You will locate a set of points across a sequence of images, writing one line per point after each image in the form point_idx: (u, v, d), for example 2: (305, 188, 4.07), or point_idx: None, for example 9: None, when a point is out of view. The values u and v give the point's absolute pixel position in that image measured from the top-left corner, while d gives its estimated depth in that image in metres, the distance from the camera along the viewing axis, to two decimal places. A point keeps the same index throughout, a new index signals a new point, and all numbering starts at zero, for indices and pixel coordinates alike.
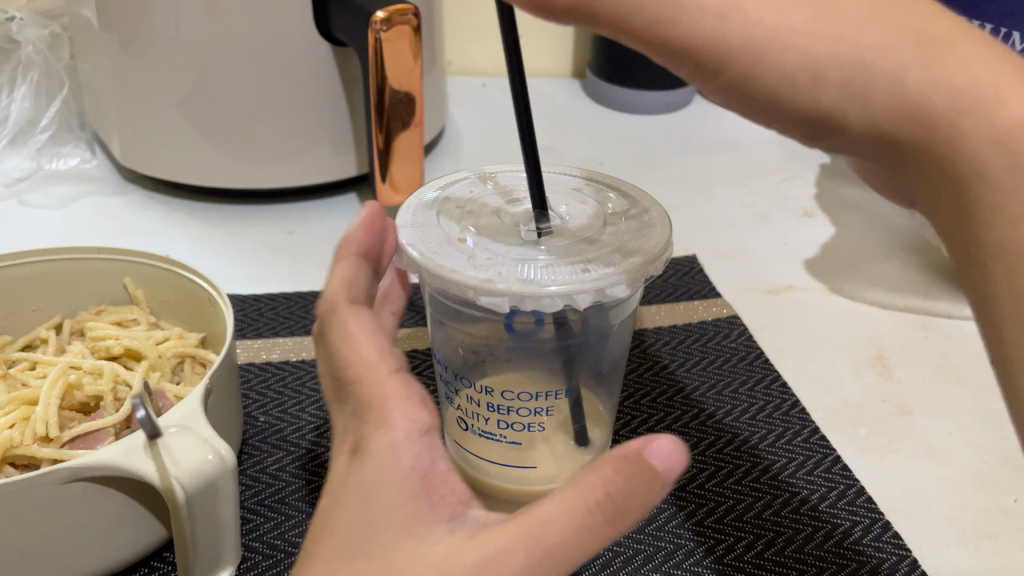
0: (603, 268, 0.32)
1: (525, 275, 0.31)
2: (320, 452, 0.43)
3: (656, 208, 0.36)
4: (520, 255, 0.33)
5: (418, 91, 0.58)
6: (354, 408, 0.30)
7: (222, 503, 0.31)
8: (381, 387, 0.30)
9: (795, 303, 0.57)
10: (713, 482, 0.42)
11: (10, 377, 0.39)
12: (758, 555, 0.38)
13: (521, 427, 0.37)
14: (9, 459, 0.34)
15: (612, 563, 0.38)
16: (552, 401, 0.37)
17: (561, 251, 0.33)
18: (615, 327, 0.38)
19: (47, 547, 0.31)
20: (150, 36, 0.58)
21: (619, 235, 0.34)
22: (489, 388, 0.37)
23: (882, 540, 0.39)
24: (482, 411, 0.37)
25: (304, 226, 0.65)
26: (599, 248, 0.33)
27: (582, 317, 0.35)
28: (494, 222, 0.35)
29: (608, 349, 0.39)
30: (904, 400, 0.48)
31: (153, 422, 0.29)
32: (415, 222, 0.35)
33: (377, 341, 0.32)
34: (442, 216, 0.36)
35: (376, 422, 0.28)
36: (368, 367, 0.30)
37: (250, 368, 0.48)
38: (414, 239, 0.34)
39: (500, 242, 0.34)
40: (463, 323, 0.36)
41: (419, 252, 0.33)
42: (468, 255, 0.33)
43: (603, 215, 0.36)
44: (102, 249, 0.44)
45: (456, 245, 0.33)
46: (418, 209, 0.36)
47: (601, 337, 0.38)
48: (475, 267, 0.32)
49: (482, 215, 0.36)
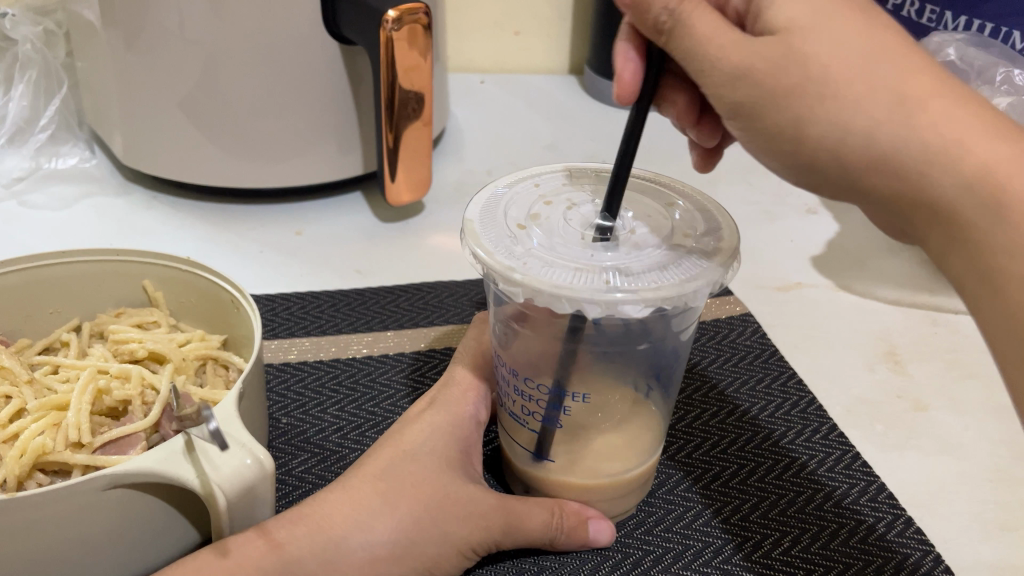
0: (635, 284, 0.31)
1: (557, 276, 0.32)
2: (345, 453, 0.43)
3: (726, 226, 0.36)
4: (562, 256, 0.33)
5: (428, 90, 0.58)
6: (415, 416, 0.41)
7: (262, 502, 0.30)
8: (444, 410, 0.41)
9: (806, 300, 0.58)
10: (738, 479, 0.43)
11: (36, 383, 0.38)
12: (784, 552, 0.38)
13: (540, 417, 0.38)
14: (40, 466, 0.34)
15: (642, 561, 0.38)
16: (570, 402, 0.37)
17: (624, 259, 0.33)
18: (671, 341, 0.37)
19: (83, 554, 0.31)
20: (154, 33, 0.57)
21: (676, 251, 0.34)
22: (514, 371, 0.38)
23: (906, 535, 0.39)
24: (512, 392, 0.39)
25: (312, 225, 0.65)
26: (658, 259, 0.33)
27: (639, 322, 0.35)
28: (563, 220, 0.36)
29: (662, 362, 0.39)
30: (919, 396, 0.49)
31: (218, 435, 0.29)
32: (482, 215, 0.36)
33: (455, 386, 0.43)
34: (512, 207, 0.37)
35: (417, 424, 0.40)
36: (439, 399, 0.42)
37: (270, 369, 0.48)
38: (477, 226, 0.35)
39: (562, 244, 0.34)
40: (515, 319, 0.37)
41: (483, 246, 0.33)
42: (518, 248, 0.33)
43: (672, 228, 0.36)
44: (122, 252, 0.43)
45: (519, 241, 0.34)
46: (489, 203, 0.37)
47: (649, 351, 0.38)
48: (514, 259, 0.33)
49: (555, 210, 0.37)
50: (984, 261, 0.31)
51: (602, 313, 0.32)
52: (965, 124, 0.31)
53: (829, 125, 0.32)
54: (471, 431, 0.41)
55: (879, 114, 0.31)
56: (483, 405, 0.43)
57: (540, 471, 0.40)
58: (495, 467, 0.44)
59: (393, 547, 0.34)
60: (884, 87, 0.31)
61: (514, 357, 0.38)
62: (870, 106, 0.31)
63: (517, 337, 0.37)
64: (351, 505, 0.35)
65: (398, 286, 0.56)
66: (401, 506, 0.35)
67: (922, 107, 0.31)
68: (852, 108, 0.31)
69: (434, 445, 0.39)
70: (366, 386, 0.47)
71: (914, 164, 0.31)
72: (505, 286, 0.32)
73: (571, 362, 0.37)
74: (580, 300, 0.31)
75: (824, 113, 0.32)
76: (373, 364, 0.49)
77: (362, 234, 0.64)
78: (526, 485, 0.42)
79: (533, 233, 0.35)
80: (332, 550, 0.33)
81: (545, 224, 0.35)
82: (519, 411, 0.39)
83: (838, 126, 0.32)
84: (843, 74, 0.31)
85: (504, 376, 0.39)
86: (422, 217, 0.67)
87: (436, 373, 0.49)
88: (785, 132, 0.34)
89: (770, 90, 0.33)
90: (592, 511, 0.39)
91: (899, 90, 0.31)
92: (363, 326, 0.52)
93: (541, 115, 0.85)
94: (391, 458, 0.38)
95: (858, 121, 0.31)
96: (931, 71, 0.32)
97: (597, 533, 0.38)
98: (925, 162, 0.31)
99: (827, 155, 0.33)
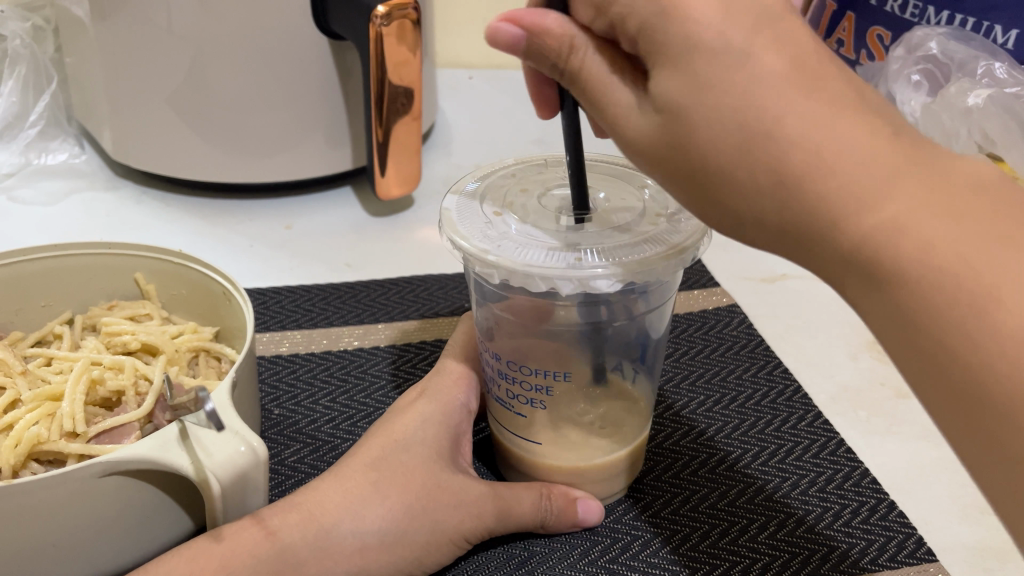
0: (607, 259, 0.32)
1: (531, 256, 0.32)
2: (337, 443, 0.43)
3: None
4: (535, 237, 0.34)
5: (417, 84, 0.58)
6: (406, 404, 0.42)
7: (255, 489, 0.31)
8: (439, 399, 0.42)
9: (791, 291, 0.59)
10: (725, 465, 0.43)
11: (30, 373, 0.39)
12: (770, 536, 0.39)
13: (524, 400, 0.39)
14: (35, 456, 0.35)
15: (631, 545, 0.39)
16: (552, 381, 0.38)
17: (597, 237, 0.34)
18: (648, 317, 0.38)
19: (79, 540, 0.31)
20: (140, 27, 0.57)
21: (649, 227, 0.34)
22: (496, 355, 0.38)
23: (889, 519, 0.40)
24: (496, 377, 0.39)
25: (301, 218, 0.65)
26: (631, 236, 0.34)
27: (617, 300, 0.35)
28: (539, 205, 0.36)
29: (642, 341, 0.39)
30: (901, 384, 0.50)
31: (218, 417, 0.29)
32: (459, 205, 0.37)
33: (450, 376, 0.44)
34: (488, 195, 0.37)
35: (401, 414, 0.41)
36: (433, 387, 0.43)
37: (262, 362, 0.48)
38: (454, 214, 0.36)
39: (537, 227, 0.34)
40: (495, 307, 0.37)
41: (457, 234, 0.34)
42: (493, 232, 0.34)
43: (645, 208, 0.36)
44: (113, 244, 0.43)
45: (494, 226, 0.35)
46: (465, 193, 0.38)
47: (626, 329, 0.38)
48: (489, 242, 0.33)
49: (531, 196, 0.37)
50: (910, 326, 0.27)
51: (576, 290, 0.32)
52: (871, 179, 0.26)
53: (729, 197, 0.28)
54: (462, 422, 0.42)
55: (767, 188, 0.26)
56: (476, 397, 0.44)
57: (529, 457, 0.41)
58: (488, 456, 0.45)
59: (382, 535, 0.35)
60: (775, 158, 0.26)
61: (499, 344, 0.38)
62: (763, 173, 0.26)
63: (500, 326, 0.38)
64: (346, 494, 0.36)
65: (387, 279, 0.57)
66: (395, 496, 0.36)
67: (827, 166, 0.26)
68: (745, 182, 0.27)
69: (427, 435, 0.39)
70: (357, 377, 0.48)
71: (823, 230, 0.26)
72: (482, 268, 0.33)
73: (546, 350, 0.38)
74: (554, 278, 0.32)
75: (728, 187, 0.27)
76: (363, 356, 0.49)
77: (352, 227, 0.64)
78: (518, 471, 0.42)
79: (509, 218, 0.35)
80: (326, 538, 0.34)
81: (518, 210, 0.36)
82: (505, 395, 0.39)
83: (742, 200, 0.27)
84: (726, 151, 0.26)
85: (487, 362, 0.39)
86: (412, 210, 0.67)
87: (426, 364, 0.50)
88: (683, 198, 0.29)
89: (677, 147, 0.28)
90: (580, 491, 0.40)
91: (784, 160, 0.26)
92: (354, 318, 0.52)
93: (530, 110, 0.86)
94: (385, 449, 0.38)
95: (747, 196, 0.27)
96: (828, 114, 0.26)
97: (588, 515, 0.39)
98: (825, 225, 0.26)
99: (729, 221, 0.28)
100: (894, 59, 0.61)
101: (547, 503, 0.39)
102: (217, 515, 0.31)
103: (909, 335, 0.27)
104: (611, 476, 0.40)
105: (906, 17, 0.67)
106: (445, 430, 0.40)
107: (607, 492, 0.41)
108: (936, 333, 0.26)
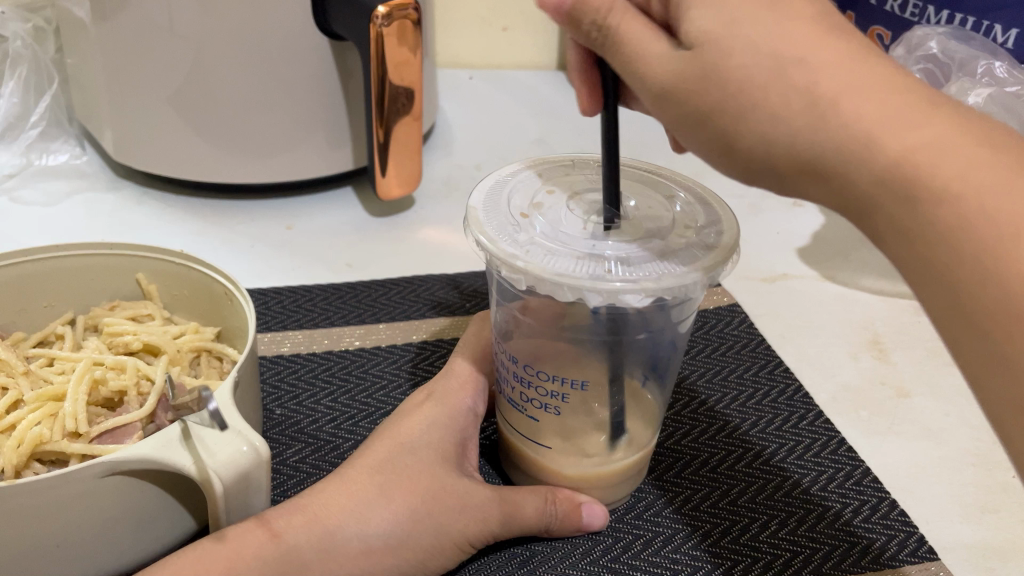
0: (635, 274, 0.32)
1: (559, 264, 0.32)
2: (339, 444, 0.43)
3: (725, 218, 0.36)
4: (564, 244, 0.34)
5: (417, 85, 0.58)
6: (409, 406, 0.42)
7: (257, 489, 0.31)
8: (444, 401, 0.42)
9: (792, 291, 0.59)
10: (727, 464, 0.44)
11: (32, 374, 0.39)
12: (772, 535, 0.39)
13: (539, 404, 0.39)
14: (37, 456, 0.35)
15: (633, 545, 0.39)
16: (568, 389, 0.38)
17: (626, 248, 0.34)
18: (669, 332, 0.38)
19: (81, 541, 0.31)
20: (141, 28, 0.57)
21: (677, 241, 0.35)
22: (514, 358, 0.38)
23: (890, 517, 0.40)
24: (512, 379, 0.39)
25: (302, 218, 0.65)
26: (659, 249, 0.34)
27: (640, 312, 0.36)
28: (566, 210, 0.36)
29: (661, 354, 0.39)
30: (902, 383, 0.50)
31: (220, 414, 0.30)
32: (486, 203, 0.36)
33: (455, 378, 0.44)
34: (516, 195, 0.37)
35: (404, 415, 0.41)
36: (438, 389, 0.43)
37: (263, 362, 0.48)
38: (480, 213, 0.36)
39: (566, 233, 0.34)
40: (515, 308, 0.38)
41: (485, 235, 0.34)
42: (521, 235, 0.34)
43: (673, 220, 0.36)
44: (116, 245, 0.44)
45: (524, 230, 0.34)
46: (492, 190, 0.37)
47: (647, 340, 0.38)
48: (517, 247, 0.33)
49: (557, 199, 0.37)
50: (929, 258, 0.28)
51: (603, 302, 0.32)
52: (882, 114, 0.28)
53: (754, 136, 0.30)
54: (467, 423, 0.42)
55: (796, 114, 0.28)
56: (483, 400, 0.44)
57: (537, 459, 0.41)
58: (492, 457, 0.45)
59: (385, 535, 0.35)
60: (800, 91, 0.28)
61: (514, 345, 0.38)
62: (787, 106, 0.28)
63: (519, 327, 0.38)
64: (349, 494, 0.36)
65: (388, 279, 0.57)
66: (398, 497, 0.36)
67: (842, 101, 0.28)
68: (769, 114, 0.29)
69: (429, 436, 0.39)
70: (359, 377, 0.48)
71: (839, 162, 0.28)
72: (508, 272, 0.33)
73: (566, 354, 0.38)
74: (582, 289, 0.32)
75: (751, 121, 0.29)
76: (365, 356, 0.49)
77: (353, 227, 0.64)
78: (522, 472, 0.42)
79: (537, 222, 0.35)
80: (329, 539, 0.34)
81: (546, 214, 0.36)
82: (518, 398, 0.39)
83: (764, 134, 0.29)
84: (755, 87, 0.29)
85: (504, 363, 0.39)
86: (412, 210, 0.67)
87: (428, 364, 0.50)
88: (716, 141, 0.31)
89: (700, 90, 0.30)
90: (585, 495, 0.40)
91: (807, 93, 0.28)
92: (355, 318, 0.52)
93: (530, 110, 0.86)
94: (387, 449, 0.38)
95: (773, 126, 0.29)
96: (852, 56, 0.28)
97: (593, 519, 0.39)
98: (843, 157, 0.28)
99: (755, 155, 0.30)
100: (894, 58, 0.61)
101: (554, 509, 0.39)
102: (219, 515, 0.31)
103: (929, 259, 0.28)
104: (619, 481, 0.40)
105: (906, 17, 0.67)
106: (449, 431, 0.40)
107: (612, 497, 0.41)
108: (948, 261, 0.27)
